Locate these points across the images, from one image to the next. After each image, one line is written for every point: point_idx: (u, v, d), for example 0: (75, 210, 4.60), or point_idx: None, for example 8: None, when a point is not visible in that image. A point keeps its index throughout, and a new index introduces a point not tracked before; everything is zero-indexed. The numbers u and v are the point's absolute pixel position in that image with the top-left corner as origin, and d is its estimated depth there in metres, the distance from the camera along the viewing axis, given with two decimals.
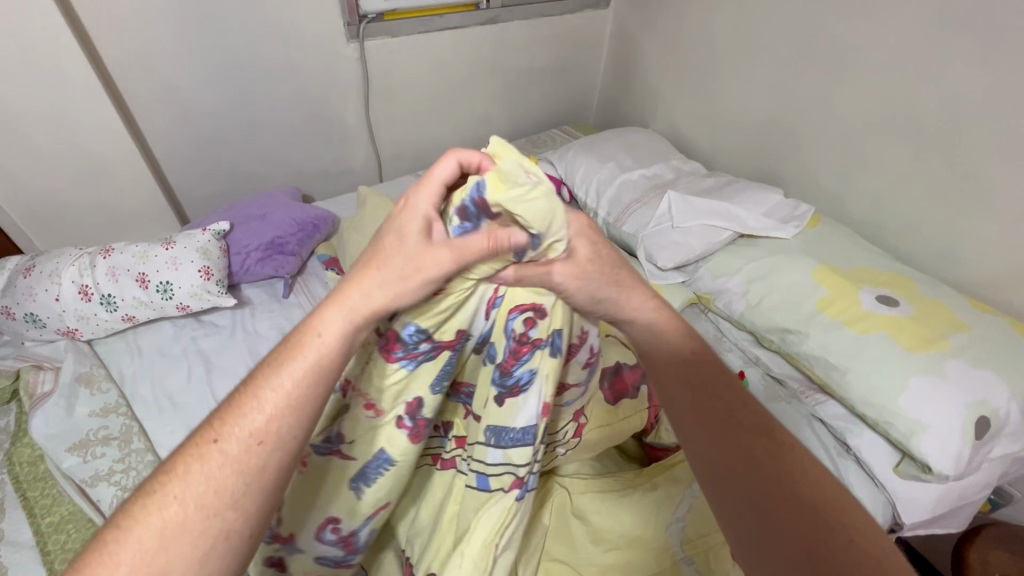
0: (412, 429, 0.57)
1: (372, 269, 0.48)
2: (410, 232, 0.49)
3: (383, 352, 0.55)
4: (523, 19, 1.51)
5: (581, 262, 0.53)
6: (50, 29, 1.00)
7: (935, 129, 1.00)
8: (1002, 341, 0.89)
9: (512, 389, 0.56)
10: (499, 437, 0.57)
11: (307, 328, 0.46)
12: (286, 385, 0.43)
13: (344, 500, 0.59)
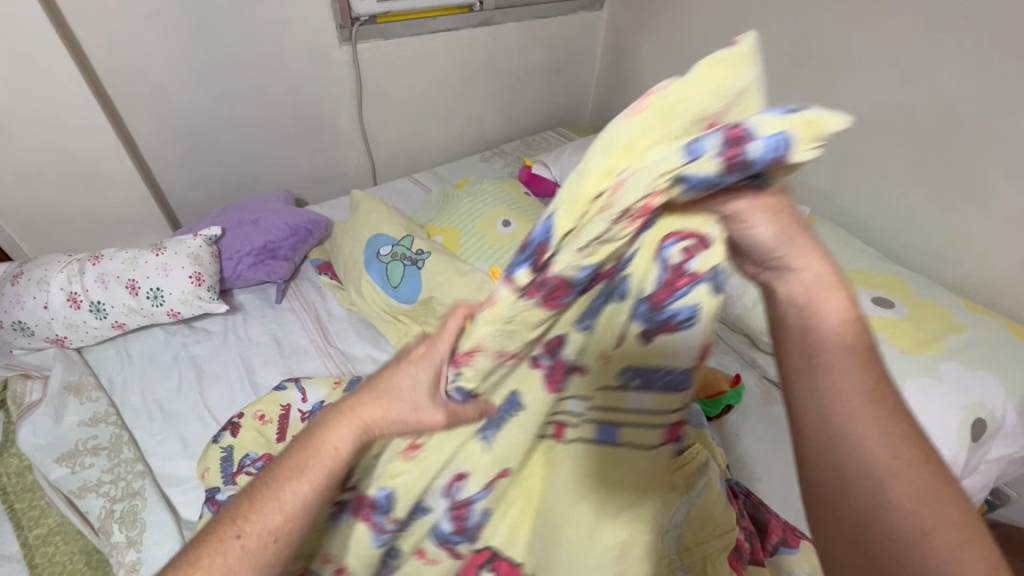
0: (550, 371, 0.48)
1: (377, 405, 0.46)
2: (422, 380, 0.46)
3: (544, 302, 0.40)
4: (517, 21, 1.51)
5: (769, 204, 0.43)
6: (37, 32, 0.99)
7: (929, 130, 1.00)
8: (998, 342, 0.89)
9: (666, 326, 0.45)
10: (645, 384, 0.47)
11: (322, 438, 0.45)
12: (300, 493, 0.44)
13: (470, 457, 0.50)
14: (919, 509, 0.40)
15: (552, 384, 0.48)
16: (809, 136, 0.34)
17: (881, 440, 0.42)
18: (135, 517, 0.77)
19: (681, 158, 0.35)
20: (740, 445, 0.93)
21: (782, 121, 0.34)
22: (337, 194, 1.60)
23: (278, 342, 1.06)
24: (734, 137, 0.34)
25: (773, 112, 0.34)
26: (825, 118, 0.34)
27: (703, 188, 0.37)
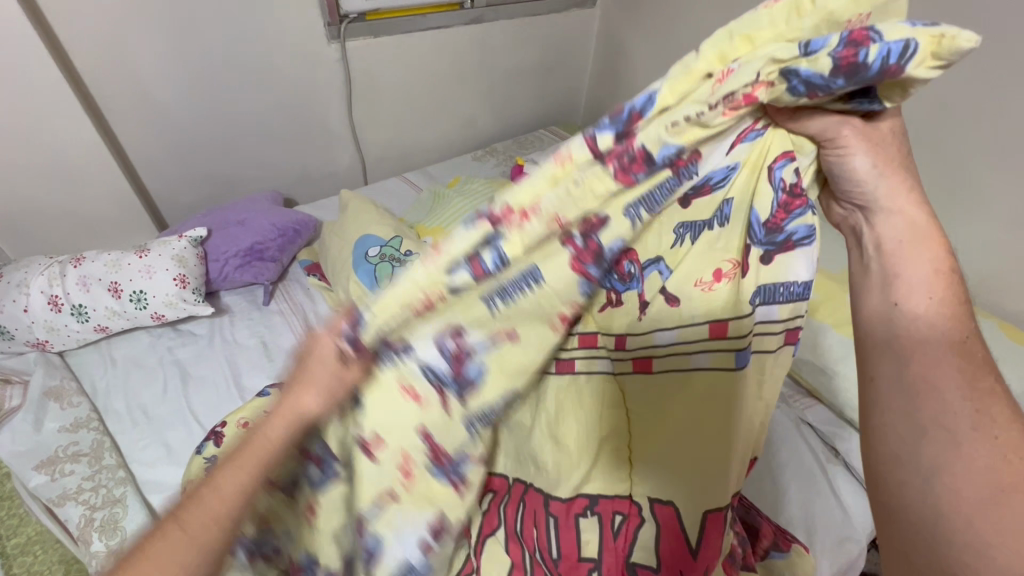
0: (581, 249, 0.52)
1: (301, 385, 0.49)
2: (331, 357, 0.49)
3: (617, 174, 0.46)
4: (509, 18, 1.49)
5: (874, 133, 0.44)
6: (15, 30, 0.97)
7: (922, 129, 1.00)
8: (992, 343, 0.88)
9: (784, 246, 0.46)
10: (769, 299, 0.47)
11: (260, 432, 0.47)
12: (233, 481, 0.44)
13: (474, 312, 0.53)
14: (997, 464, 0.38)
15: (578, 264, 0.53)
16: (933, 52, 0.37)
17: (963, 391, 0.40)
18: (116, 526, 0.76)
19: (798, 48, 0.40)
20: None
21: (912, 29, 0.38)
22: (327, 194, 1.58)
23: (266, 344, 1.04)
24: (857, 34, 0.38)
25: (906, 24, 0.38)
26: (956, 35, 0.37)
27: (803, 92, 0.41)
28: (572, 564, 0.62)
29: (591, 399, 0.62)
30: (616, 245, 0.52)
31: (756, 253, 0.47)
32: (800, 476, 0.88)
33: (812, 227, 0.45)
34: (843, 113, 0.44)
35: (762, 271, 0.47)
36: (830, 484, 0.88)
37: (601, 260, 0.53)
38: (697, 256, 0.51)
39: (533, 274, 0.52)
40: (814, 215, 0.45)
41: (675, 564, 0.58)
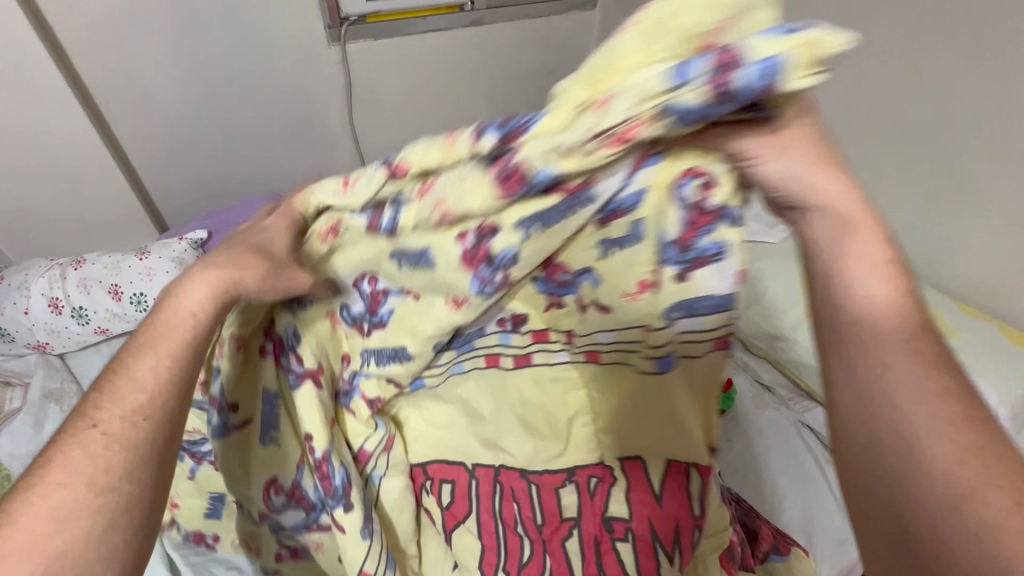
0: (471, 248, 0.45)
1: (226, 265, 0.48)
2: (272, 232, 0.51)
3: (498, 184, 0.40)
4: (510, 19, 1.48)
5: (784, 125, 0.37)
6: (17, 35, 0.97)
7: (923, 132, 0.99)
8: (991, 347, 0.88)
9: (697, 263, 0.41)
10: (691, 314, 0.43)
11: (175, 309, 0.45)
12: (150, 368, 0.43)
13: (386, 267, 0.50)
14: (963, 461, 0.36)
15: (468, 259, 0.45)
16: (808, 58, 0.30)
17: (918, 389, 0.38)
18: None
19: (667, 79, 0.32)
20: (730, 449, 0.93)
21: (783, 43, 0.30)
22: None
23: None
24: (725, 54, 0.31)
25: (769, 34, 0.30)
26: (828, 37, 0.30)
27: (693, 123, 0.34)
28: (556, 526, 0.61)
29: (563, 388, 0.58)
30: (507, 251, 0.44)
31: (665, 268, 0.42)
32: (798, 477, 0.89)
33: (722, 243, 0.39)
34: (739, 122, 0.37)
35: (668, 290, 0.43)
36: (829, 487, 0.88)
37: (495, 265, 0.45)
38: (614, 266, 0.45)
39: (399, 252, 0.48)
40: (728, 230, 0.39)
41: (648, 517, 0.59)
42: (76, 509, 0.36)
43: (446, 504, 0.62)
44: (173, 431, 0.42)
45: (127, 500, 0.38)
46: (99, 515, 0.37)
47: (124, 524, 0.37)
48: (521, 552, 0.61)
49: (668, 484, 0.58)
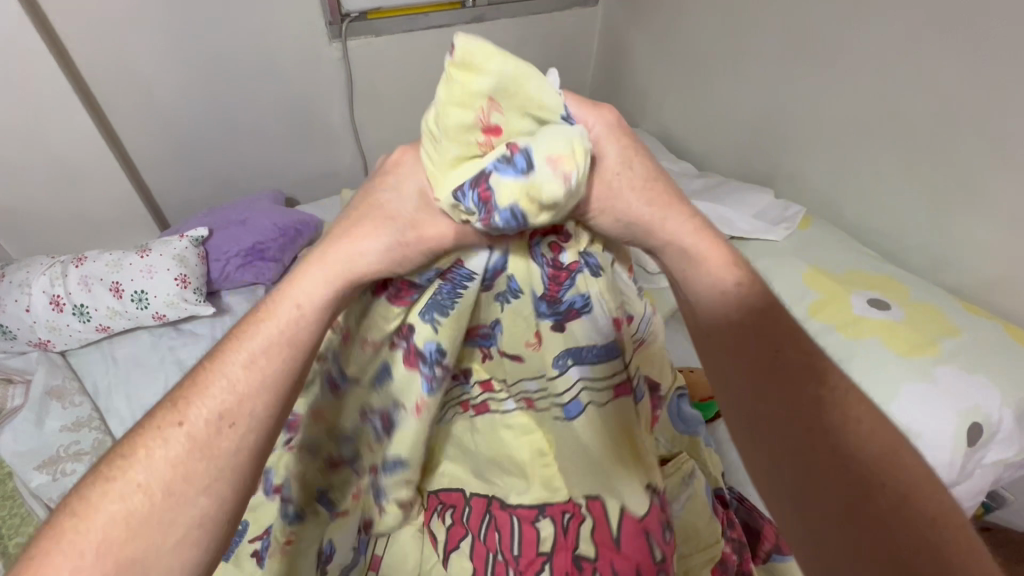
0: (406, 350, 0.53)
1: (364, 223, 0.48)
2: (408, 194, 0.49)
3: (392, 299, 0.52)
4: (511, 16, 1.48)
5: (610, 171, 0.48)
6: (16, 30, 0.97)
7: (926, 129, 0.99)
8: (995, 345, 0.87)
9: (567, 314, 0.51)
10: (579, 360, 0.53)
11: (281, 299, 0.45)
12: (256, 367, 0.42)
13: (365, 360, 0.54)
14: (875, 452, 0.40)
15: (409, 361, 0.53)
16: (535, 198, 0.42)
17: (815, 393, 0.43)
18: None
19: (458, 177, 0.46)
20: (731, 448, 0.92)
21: (513, 183, 0.41)
22: (329, 193, 1.58)
23: None
24: (482, 177, 0.43)
25: (507, 172, 0.42)
26: (544, 186, 0.40)
27: (500, 234, 0.46)
28: (530, 560, 0.62)
29: (518, 434, 0.63)
30: (431, 346, 0.52)
31: (543, 322, 0.52)
32: None
33: (586, 296, 0.50)
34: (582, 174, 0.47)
35: (554, 338, 0.52)
36: None
37: (428, 361, 0.53)
38: (509, 324, 0.53)
39: (385, 368, 0.55)
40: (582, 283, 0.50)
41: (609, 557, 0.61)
42: (161, 514, 0.36)
43: (449, 525, 0.66)
44: (270, 438, 0.42)
45: (213, 516, 0.38)
46: (188, 527, 0.37)
47: (207, 542, 0.37)
48: None
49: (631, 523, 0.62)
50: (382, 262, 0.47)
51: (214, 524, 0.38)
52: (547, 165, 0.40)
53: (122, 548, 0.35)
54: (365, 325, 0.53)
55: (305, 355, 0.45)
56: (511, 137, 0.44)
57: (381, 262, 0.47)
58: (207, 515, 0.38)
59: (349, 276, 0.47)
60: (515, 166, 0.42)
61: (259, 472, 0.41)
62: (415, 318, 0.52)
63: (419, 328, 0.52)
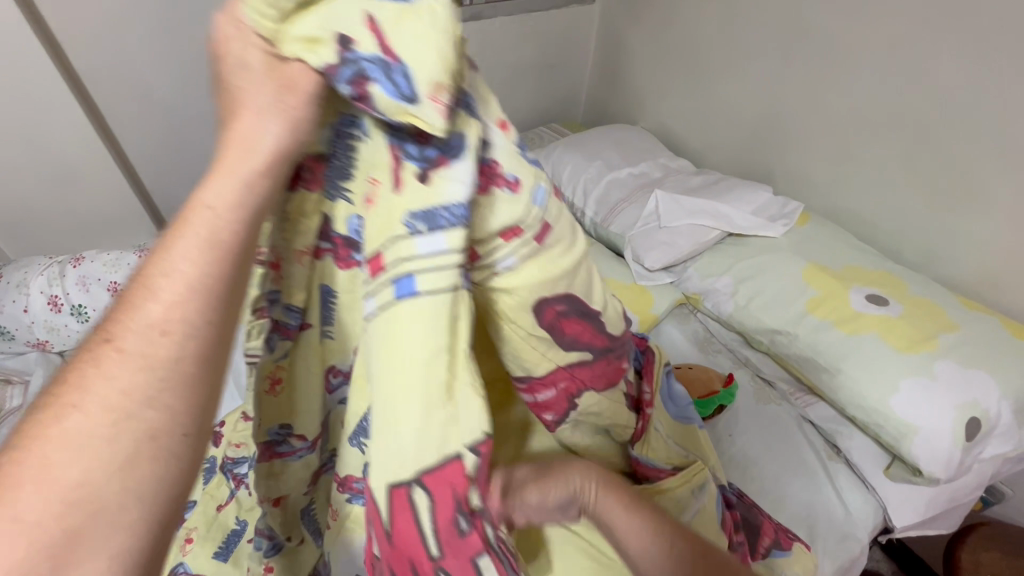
0: (332, 251, 0.41)
1: (240, 110, 0.34)
2: (252, 62, 0.33)
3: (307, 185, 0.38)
4: (508, 15, 1.48)
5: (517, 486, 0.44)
6: (11, 29, 0.96)
7: (924, 125, 0.99)
8: (993, 339, 0.88)
9: (435, 163, 0.32)
10: (433, 225, 0.32)
11: (191, 199, 0.33)
12: (184, 272, 0.32)
13: (295, 278, 0.41)
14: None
15: (344, 261, 0.42)
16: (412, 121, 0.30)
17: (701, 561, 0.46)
18: None
19: (318, 61, 0.31)
20: (730, 443, 0.92)
21: (394, 110, 0.30)
22: None
23: None
24: (358, 88, 0.30)
25: (388, 89, 0.30)
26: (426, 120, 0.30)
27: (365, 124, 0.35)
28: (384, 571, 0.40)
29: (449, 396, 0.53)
30: (355, 224, 0.40)
31: (408, 171, 0.33)
32: (800, 473, 0.88)
33: (463, 136, 0.32)
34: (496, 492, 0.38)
35: (415, 193, 0.33)
36: (830, 480, 0.88)
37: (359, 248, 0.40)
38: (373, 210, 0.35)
39: (326, 290, 0.43)
40: (468, 122, 0.32)
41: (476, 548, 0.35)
42: (98, 443, 0.28)
43: None
44: (219, 348, 0.32)
45: (166, 432, 0.29)
46: (139, 445, 0.28)
47: (168, 463, 0.29)
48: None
49: (378, 522, 0.36)
50: (281, 139, 0.34)
51: (173, 442, 0.29)
52: (430, 92, 0.29)
53: (56, 488, 0.26)
54: (298, 242, 0.40)
55: (245, 252, 0.34)
56: (376, 15, 0.30)
57: (283, 141, 0.34)
58: (161, 427, 0.29)
59: (243, 163, 0.33)
60: (388, 78, 0.30)
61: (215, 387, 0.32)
62: (326, 205, 0.40)
63: (337, 223, 0.40)
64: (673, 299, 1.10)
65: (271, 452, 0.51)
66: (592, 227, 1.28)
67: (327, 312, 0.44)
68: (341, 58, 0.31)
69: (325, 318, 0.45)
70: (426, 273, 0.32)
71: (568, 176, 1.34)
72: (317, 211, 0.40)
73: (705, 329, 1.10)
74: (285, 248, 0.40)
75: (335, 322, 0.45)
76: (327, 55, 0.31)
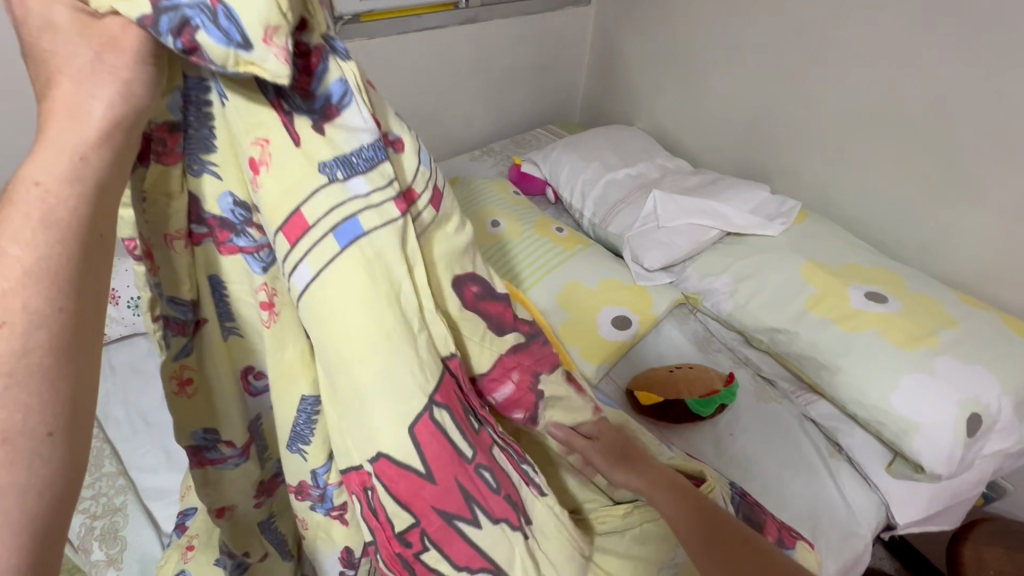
0: (211, 234, 0.43)
1: (56, 77, 0.31)
2: (59, 20, 0.31)
3: (164, 159, 0.39)
4: (504, 17, 1.47)
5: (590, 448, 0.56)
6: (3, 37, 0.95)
7: (923, 122, 0.99)
8: (992, 334, 0.88)
9: (324, 112, 0.37)
10: (351, 171, 0.37)
11: (18, 175, 0.30)
12: (15, 256, 0.28)
13: (182, 263, 0.43)
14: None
15: (225, 245, 0.44)
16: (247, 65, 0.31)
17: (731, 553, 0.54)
18: (116, 535, 0.76)
19: (133, 11, 0.30)
20: (732, 441, 0.91)
21: (229, 59, 0.31)
22: None
23: None
24: (185, 39, 0.30)
25: (216, 36, 0.30)
26: (265, 66, 0.31)
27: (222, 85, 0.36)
28: (401, 540, 0.44)
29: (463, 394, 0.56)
30: (228, 202, 0.42)
31: (302, 125, 0.37)
32: (801, 470, 0.88)
33: (343, 80, 0.36)
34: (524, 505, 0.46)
35: (315, 143, 0.37)
36: (833, 480, 0.87)
37: (239, 229, 0.43)
38: (269, 182, 0.38)
39: (215, 280, 0.45)
40: (338, 67, 0.36)
41: (485, 444, 0.44)
42: None
43: None
44: (76, 324, 0.30)
45: (26, 433, 0.27)
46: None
47: (24, 471, 0.27)
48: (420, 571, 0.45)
49: (406, 479, 0.40)
50: (113, 107, 0.31)
51: (35, 438, 0.28)
52: (264, 37, 0.30)
53: None
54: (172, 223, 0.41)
55: (93, 224, 0.31)
56: None
57: (115, 109, 0.31)
58: (15, 428, 0.27)
59: (56, 140, 0.30)
60: (223, 30, 0.30)
61: (85, 366, 0.30)
62: (191, 181, 0.41)
63: (210, 205, 0.42)
64: (674, 299, 1.09)
65: (200, 459, 0.53)
66: (591, 228, 1.28)
67: (222, 304, 0.47)
68: (156, 7, 0.30)
69: (224, 315, 0.47)
70: (365, 213, 0.37)
71: (566, 176, 1.34)
72: (184, 189, 0.41)
73: (705, 328, 1.09)
74: (157, 234, 0.41)
75: (234, 316, 0.48)
76: (142, 4, 0.30)
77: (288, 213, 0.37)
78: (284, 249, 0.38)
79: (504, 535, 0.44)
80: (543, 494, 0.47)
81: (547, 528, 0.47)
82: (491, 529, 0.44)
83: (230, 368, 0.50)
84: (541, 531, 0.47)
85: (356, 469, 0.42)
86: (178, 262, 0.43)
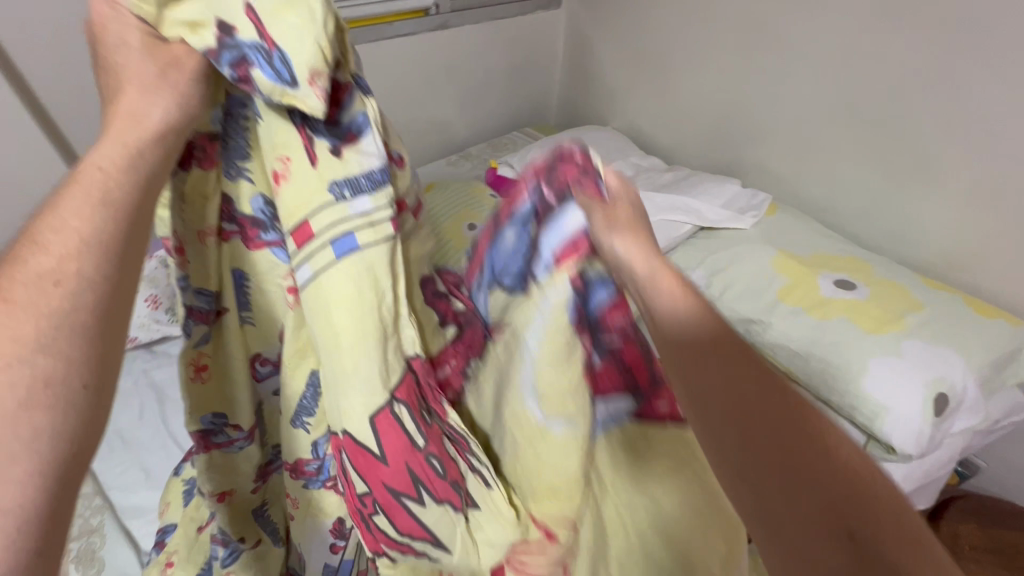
0: (236, 232, 0.46)
1: (123, 93, 0.38)
2: (132, 43, 0.38)
3: (205, 165, 0.43)
4: (476, 23, 1.49)
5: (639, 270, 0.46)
6: None
7: (881, 113, 1.03)
8: (955, 314, 0.91)
9: (344, 136, 0.40)
10: (356, 191, 0.40)
11: (82, 166, 0.35)
12: (74, 228, 0.32)
13: (209, 257, 0.45)
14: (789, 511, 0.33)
15: (254, 242, 0.47)
16: (287, 100, 0.37)
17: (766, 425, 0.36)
18: (93, 556, 0.75)
19: (201, 45, 0.37)
20: None
21: (273, 91, 0.36)
22: None
23: None
24: (241, 72, 0.37)
25: (266, 74, 0.36)
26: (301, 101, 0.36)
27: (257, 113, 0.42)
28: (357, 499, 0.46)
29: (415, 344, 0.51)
30: (259, 202, 0.46)
31: (320, 148, 0.40)
32: None
33: (364, 113, 0.40)
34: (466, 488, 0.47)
35: (330, 164, 0.40)
36: None
37: (267, 225, 0.46)
38: (289, 193, 0.41)
39: (239, 273, 0.48)
40: (363, 101, 0.40)
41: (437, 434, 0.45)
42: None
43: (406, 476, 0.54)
44: (120, 292, 0.33)
45: (64, 383, 0.28)
46: (29, 390, 0.27)
47: (64, 410, 0.28)
48: (368, 524, 0.47)
49: (363, 456, 0.43)
50: (172, 115, 0.38)
51: (76, 393, 0.29)
52: (307, 79, 0.35)
53: None
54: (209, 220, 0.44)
55: (141, 211, 0.35)
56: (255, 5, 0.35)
57: (172, 117, 0.38)
58: (56, 376, 0.28)
59: (123, 137, 0.36)
60: (270, 68, 0.36)
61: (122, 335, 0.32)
62: (226, 183, 0.45)
63: (243, 206, 0.46)
64: None
65: (207, 442, 0.53)
66: None
67: (243, 296, 0.49)
68: (222, 45, 0.37)
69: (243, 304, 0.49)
70: (363, 230, 0.40)
71: None
72: (218, 191, 0.44)
73: None
74: (190, 230, 0.44)
75: (253, 305, 0.49)
76: (210, 41, 0.37)
77: (298, 220, 0.41)
78: (291, 250, 0.42)
79: (447, 517, 0.45)
80: (490, 485, 0.47)
81: (493, 514, 0.47)
82: (435, 509, 0.45)
83: (246, 358, 0.51)
84: (484, 517, 0.47)
85: (332, 435, 0.46)
86: (207, 259, 0.45)
